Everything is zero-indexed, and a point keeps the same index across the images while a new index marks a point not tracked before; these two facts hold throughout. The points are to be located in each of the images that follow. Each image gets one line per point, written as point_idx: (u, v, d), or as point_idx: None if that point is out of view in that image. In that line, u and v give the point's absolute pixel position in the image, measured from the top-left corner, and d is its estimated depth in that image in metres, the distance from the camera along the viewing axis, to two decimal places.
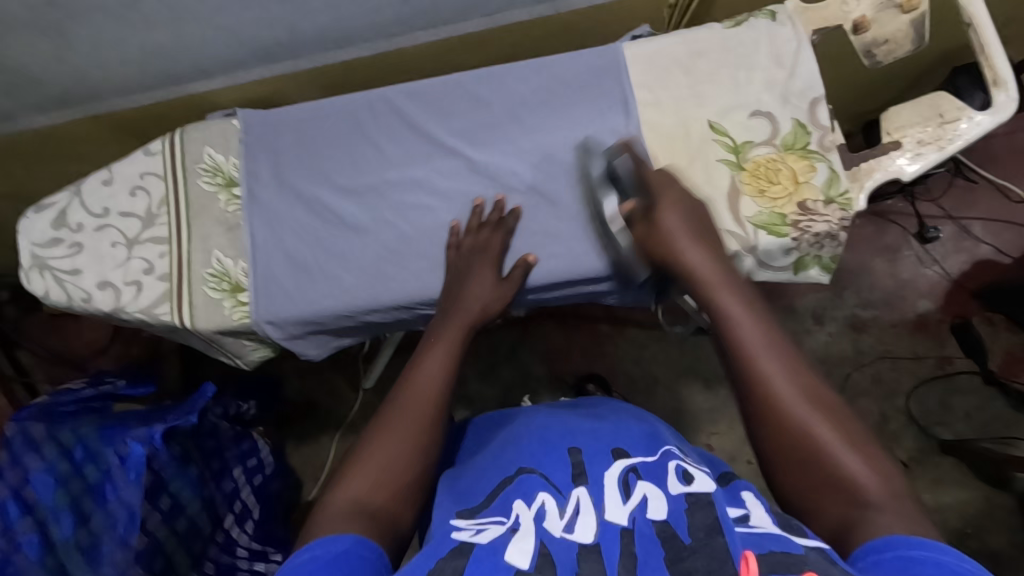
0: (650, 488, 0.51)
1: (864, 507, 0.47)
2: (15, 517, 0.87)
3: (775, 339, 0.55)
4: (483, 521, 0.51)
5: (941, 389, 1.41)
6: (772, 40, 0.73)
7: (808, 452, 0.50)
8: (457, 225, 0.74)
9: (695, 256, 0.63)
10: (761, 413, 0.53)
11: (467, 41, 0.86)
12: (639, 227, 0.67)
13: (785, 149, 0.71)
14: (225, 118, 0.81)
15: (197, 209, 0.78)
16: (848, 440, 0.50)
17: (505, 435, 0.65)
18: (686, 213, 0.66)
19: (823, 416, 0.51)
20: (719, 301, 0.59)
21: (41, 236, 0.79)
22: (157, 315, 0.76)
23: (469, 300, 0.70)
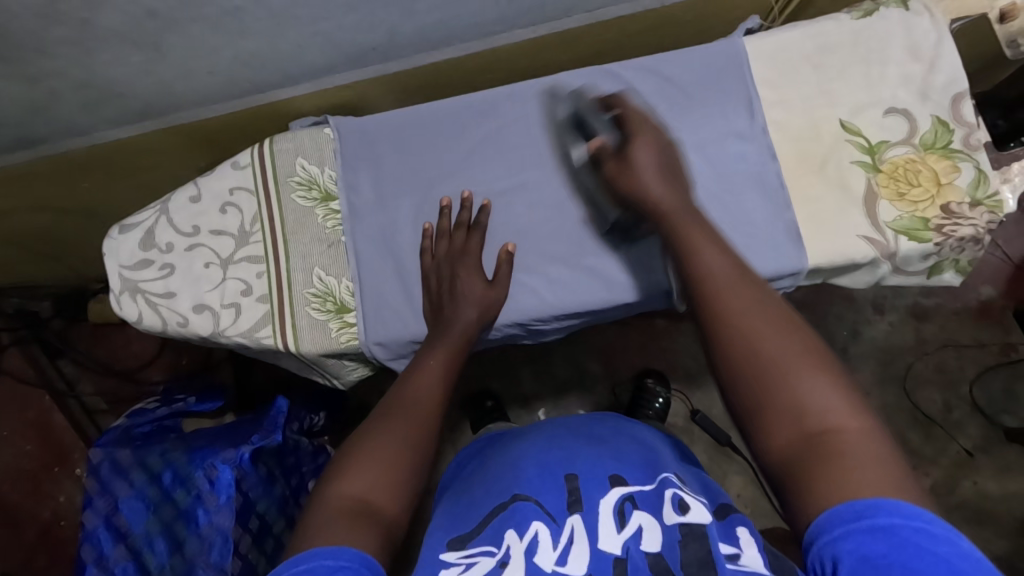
0: (647, 518, 0.50)
1: (831, 448, 0.43)
2: (108, 546, 0.86)
3: (741, 276, 0.53)
4: (474, 553, 0.50)
5: (1006, 375, 1.34)
6: (908, 31, 0.70)
7: (767, 401, 0.47)
8: (429, 228, 0.72)
9: (663, 188, 0.61)
10: (722, 351, 0.50)
11: (564, 38, 0.81)
12: (609, 156, 0.65)
13: (925, 148, 0.68)
14: (316, 127, 0.77)
15: (295, 226, 0.74)
16: (812, 372, 0.47)
17: (499, 462, 0.62)
18: (658, 150, 0.64)
19: (774, 334, 0.49)
20: (686, 231, 0.57)
21: (129, 257, 0.75)
22: (259, 339, 0.73)
23: (460, 311, 0.68)
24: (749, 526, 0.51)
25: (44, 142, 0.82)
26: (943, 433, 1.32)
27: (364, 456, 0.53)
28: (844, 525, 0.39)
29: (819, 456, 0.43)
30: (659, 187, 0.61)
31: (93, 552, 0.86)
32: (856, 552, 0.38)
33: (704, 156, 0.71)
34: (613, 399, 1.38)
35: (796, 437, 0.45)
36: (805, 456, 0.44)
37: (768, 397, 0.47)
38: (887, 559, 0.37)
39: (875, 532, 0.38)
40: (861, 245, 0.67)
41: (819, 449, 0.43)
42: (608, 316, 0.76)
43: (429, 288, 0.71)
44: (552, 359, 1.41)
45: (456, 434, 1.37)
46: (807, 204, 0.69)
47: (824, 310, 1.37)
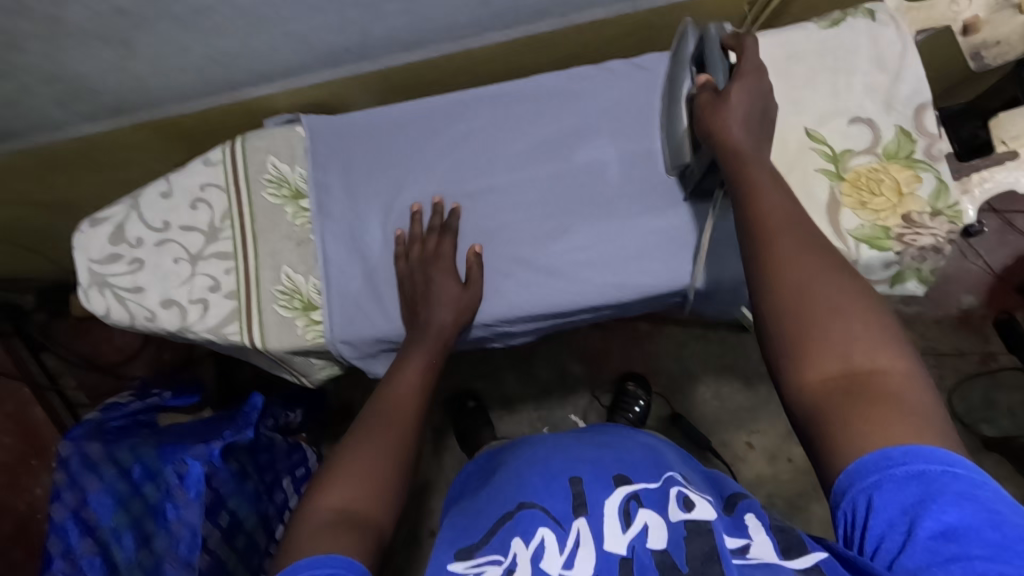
0: (652, 516, 0.50)
1: (876, 390, 0.42)
2: (75, 539, 0.85)
3: (805, 220, 0.51)
4: (482, 561, 0.50)
5: (984, 385, 1.35)
6: (874, 41, 0.71)
7: (814, 332, 0.45)
8: (400, 234, 0.72)
9: (743, 131, 0.57)
10: (767, 282, 0.48)
11: (539, 43, 0.81)
12: (706, 91, 0.61)
13: (888, 158, 0.68)
14: (288, 125, 0.77)
15: (265, 224, 0.75)
16: (870, 319, 0.45)
17: (507, 470, 0.61)
18: (754, 94, 0.60)
19: (835, 275, 0.47)
20: (744, 171, 0.54)
21: (99, 253, 0.75)
22: (226, 335, 0.73)
23: (436, 313, 0.68)
24: (756, 512, 0.51)
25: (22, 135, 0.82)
26: None
27: (345, 465, 0.54)
28: (881, 473, 0.39)
29: (859, 394, 0.42)
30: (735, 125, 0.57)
31: (60, 544, 0.85)
32: (889, 501, 0.39)
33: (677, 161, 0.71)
34: (594, 399, 1.38)
35: (836, 372, 0.43)
36: (844, 392, 0.43)
37: (815, 332, 0.45)
38: (920, 508, 0.38)
39: (908, 479, 0.39)
40: None
41: (861, 391, 0.42)
42: (576, 319, 0.77)
43: (405, 292, 0.71)
44: (535, 361, 1.41)
45: (438, 433, 1.37)
46: None
47: None
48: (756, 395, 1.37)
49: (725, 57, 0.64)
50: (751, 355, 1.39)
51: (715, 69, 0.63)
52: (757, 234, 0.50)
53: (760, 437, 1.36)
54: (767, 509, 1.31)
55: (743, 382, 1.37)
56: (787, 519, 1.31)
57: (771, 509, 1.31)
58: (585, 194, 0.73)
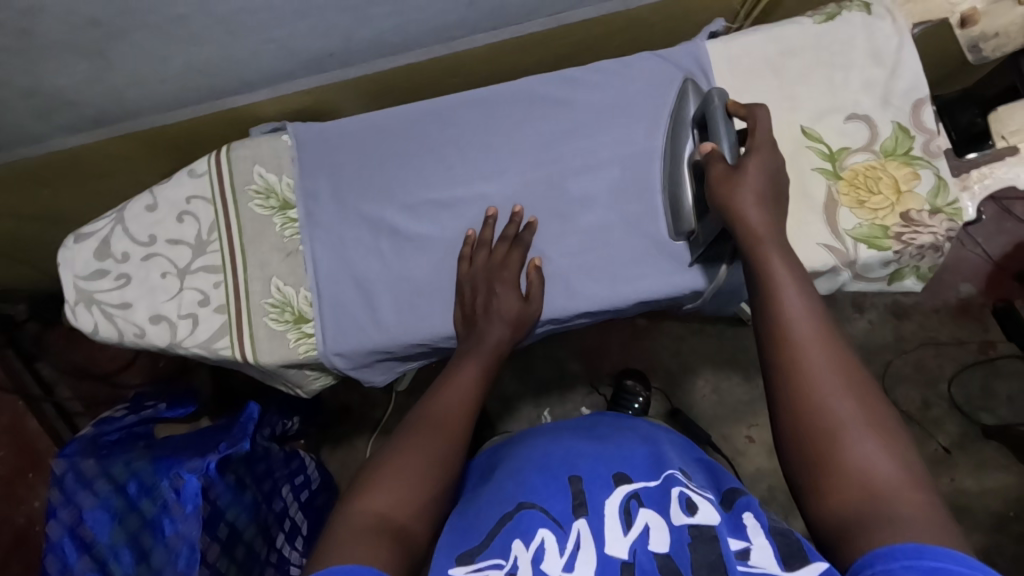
0: (652, 517, 0.49)
1: (890, 512, 0.41)
2: (72, 558, 0.85)
3: (826, 332, 0.50)
4: (482, 566, 0.48)
5: (984, 373, 1.34)
6: (870, 35, 0.69)
7: (826, 472, 0.45)
8: (473, 234, 0.70)
9: (759, 215, 0.56)
10: (789, 395, 0.48)
11: (529, 43, 0.79)
12: (718, 163, 0.59)
13: (886, 155, 0.67)
14: (274, 134, 0.76)
15: (253, 235, 0.73)
16: (880, 433, 0.45)
17: (507, 468, 0.60)
18: (768, 171, 0.58)
19: (847, 390, 0.47)
20: (769, 261, 0.54)
21: (84, 268, 0.74)
22: (217, 350, 0.72)
23: (493, 326, 0.66)
24: (755, 510, 0.49)
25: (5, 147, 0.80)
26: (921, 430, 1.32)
27: (390, 473, 0.53)
28: (905, 560, 0.37)
29: (874, 518, 0.42)
30: (752, 208, 0.56)
31: (58, 563, 0.85)
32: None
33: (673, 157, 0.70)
34: (592, 397, 1.38)
35: (857, 488, 0.44)
36: (863, 519, 0.42)
37: (833, 453, 0.45)
38: None
39: (936, 572, 0.36)
40: (821, 253, 0.66)
41: (873, 516, 0.42)
42: (572, 324, 0.76)
43: (463, 299, 0.69)
44: (534, 360, 1.40)
45: None
46: None
47: None
48: (755, 389, 1.37)
49: (730, 123, 0.62)
50: (749, 348, 1.38)
51: (721, 134, 0.62)
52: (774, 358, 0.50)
53: (760, 430, 1.35)
54: (768, 502, 1.31)
55: (742, 376, 1.37)
56: (787, 512, 1.31)
57: (771, 502, 1.31)
58: (577, 198, 0.72)
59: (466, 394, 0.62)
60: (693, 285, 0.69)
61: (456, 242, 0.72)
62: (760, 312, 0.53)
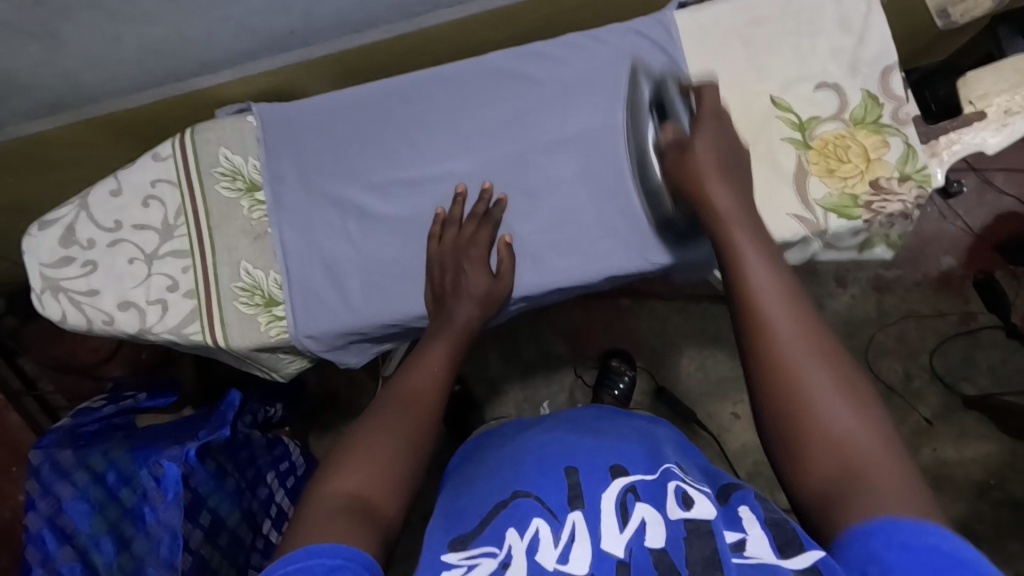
0: (649, 511, 0.49)
1: (855, 472, 0.44)
2: (53, 547, 0.84)
3: (790, 291, 0.52)
4: (476, 554, 0.49)
5: (965, 345, 1.35)
6: (840, 3, 0.69)
7: (803, 431, 0.47)
8: (440, 213, 0.69)
9: (725, 200, 0.57)
10: (766, 379, 0.49)
11: (497, 17, 0.78)
12: (673, 144, 0.63)
13: (855, 124, 0.67)
14: (239, 114, 0.74)
15: (220, 218, 0.72)
16: (849, 399, 0.47)
17: (498, 455, 0.61)
18: (720, 146, 0.61)
19: (811, 351, 0.49)
20: (735, 241, 0.55)
21: (49, 255, 0.72)
22: (187, 335, 0.71)
23: (462, 306, 0.66)
24: (751, 504, 0.50)
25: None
26: (902, 402, 1.33)
27: (363, 454, 0.52)
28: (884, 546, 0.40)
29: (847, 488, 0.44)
30: (715, 187, 0.58)
31: (38, 553, 0.84)
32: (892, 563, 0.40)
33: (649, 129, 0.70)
34: (578, 377, 1.38)
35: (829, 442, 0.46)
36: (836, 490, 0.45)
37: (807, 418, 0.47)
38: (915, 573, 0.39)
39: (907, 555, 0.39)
40: (791, 224, 0.66)
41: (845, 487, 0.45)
42: (547, 302, 0.76)
43: (432, 278, 0.69)
44: (519, 342, 1.40)
45: None
46: None
47: None
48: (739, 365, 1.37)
49: (686, 99, 0.67)
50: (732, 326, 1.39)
51: (676, 112, 0.67)
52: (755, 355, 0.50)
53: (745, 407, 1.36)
54: (753, 477, 1.33)
55: (726, 353, 1.37)
56: (773, 486, 1.33)
57: (757, 477, 1.33)
58: (547, 173, 0.71)
59: (438, 366, 0.62)
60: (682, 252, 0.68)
61: (425, 221, 0.71)
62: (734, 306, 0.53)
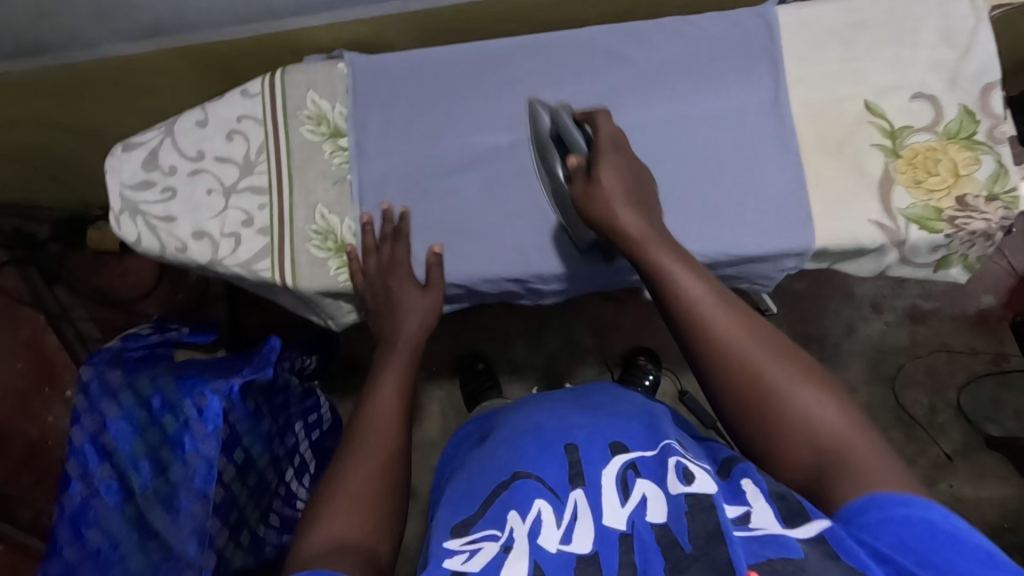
0: (650, 488, 0.49)
1: (841, 452, 0.46)
2: (93, 463, 0.88)
3: (713, 287, 0.54)
4: (477, 538, 0.48)
5: (993, 385, 1.34)
6: (945, 15, 0.68)
7: (775, 412, 0.48)
8: (353, 249, 0.70)
9: (628, 211, 0.59)
10: (727, 380, 0.51)
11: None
12: (580, 181, 0.61)
13: (948, 137, 0.67)
14: (330, 61, 0.75)
15: (301, 160, 0.73)
16: (810, 379, 0.50)
17: (501, 434, 0.62)
18: (621, 170, 0.61)
19: (746, 337, 0.51)
20: (654, 257, 0.56)
21: (132, 177, 0.74)
22: (257, 271, 0.72)
23: (403, 321, 0.69)
24: (754, 476, 0.47)
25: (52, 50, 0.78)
26: (924, 434, 1.32)
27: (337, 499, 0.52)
28: (882, 512, 0.41)
29: (835, 466, 0.46)
30: (616, 205, 0.59)
31: (79, 466, 0.88)
32: (893, 535, 0.40)
33: (739, 121, 0.69)
34: (605, 370, 1.37)
35: (803, 431, 0.47)
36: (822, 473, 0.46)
37: (779, 404, 0.48)
38: (915, 541, 0.40)
39: (909, 521, 0.40)
40: (870, 230, 0.66)
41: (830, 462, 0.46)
42: (598, 284, 0.76)
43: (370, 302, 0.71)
44: (545, 327, 1.39)
45: (444, 392, 1.37)
46: (821, 181, 0.68)
47: (822, 304, 1.38)
48: None
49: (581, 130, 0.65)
50: None
51: (575, 141, 0.64)
52: (717, 373, 0.51)
53: None
54: None
55: None
56: None
57: None
58: None
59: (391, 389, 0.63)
60: (774, 247, 0.67)
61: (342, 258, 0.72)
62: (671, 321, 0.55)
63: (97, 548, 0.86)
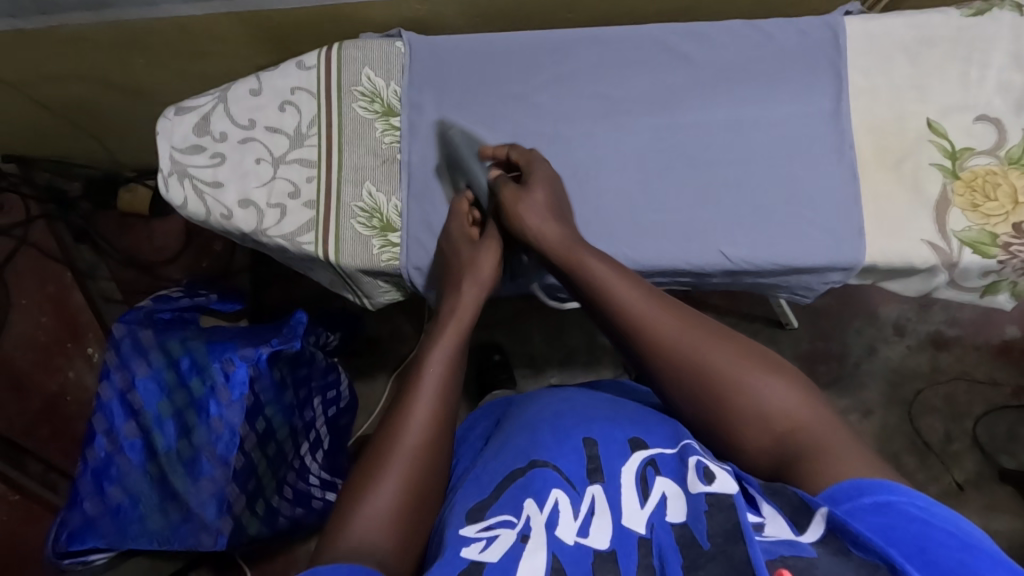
0: (669, 485, 0.44)
1: (798, 436, 0.45)
2: (119, 421, 0.89)
3: (640, 286, 0.57)
4: (492, 525, 0.44)
5: (1011, 418, 1.32)
6: (1017, 38, 0.67)
7: (724, 404, 0.49)
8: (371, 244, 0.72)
9: (557, 225, 0.63)
10: (670, 377, 0.52)
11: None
12: (508, 190, 0.66)
13: (1009, 163, 0.66)
14: (387, 38, 0.75)
15: (352, 136, 0.73)
16: (748, 363, 0.50)
17: (516, 424, 0.57)
18: (551, 188, 0.66)
19: (671, 331, 0.53)
20: (586, 265, 0.59)
21: (182, 141, 0.74)
22: (301, 244, 0.72)
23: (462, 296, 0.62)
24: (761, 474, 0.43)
25: (105, 7, 0.76)
26: (938, 461, 1.30)
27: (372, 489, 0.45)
28: (851, 502, 0.39)
29: (797, 451, 0.45)
30: (537, 220, 0.63)
31: (105, 424, 0.88)
32: (868, 523, 0.38)
33: (798, 129, 0.69)
34: (621, 372, 1.34)
35: (753, 417, 0.47)
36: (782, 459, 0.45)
37: (725, 396, 0.49)
38: (891, 530, 0.37)
39: (879, 506, 0.38)
40: (922, 250, 0.65)
41: (790, 447, 0.45)
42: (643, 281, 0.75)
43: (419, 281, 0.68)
44: (565, 323, 1.36)
45: None
46: (877, 197, 0.67)
47: (845, 322, 1.36)
48: None
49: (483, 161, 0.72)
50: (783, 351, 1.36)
51: (472, 173, 0.72)
52: (660, 372, 0.53)
53: None
54: None
55: None
56: None
57: None
58: (680, 152, 0.70)
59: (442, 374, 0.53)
60: (824, 259, 0.66)
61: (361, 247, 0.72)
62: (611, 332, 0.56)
63: (118, 504, 0.87)
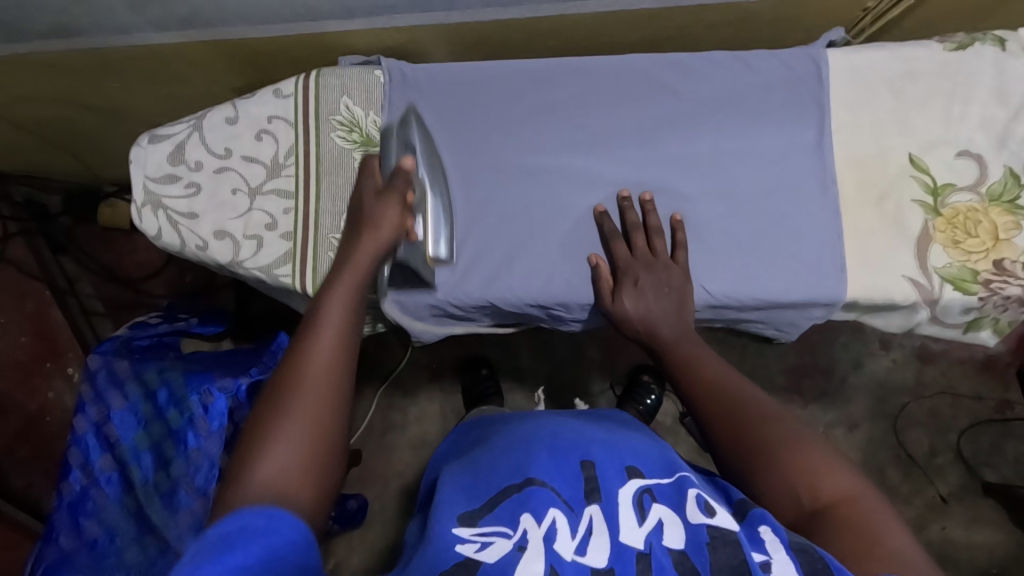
0: (667, 513, 0.45)
1: (841, 514, 0.45)
2: (95, 454, 0.87)
3: (727, 369, 0.58)
4: (488, 530, 0.44)
5: (994, 432, 1.32)
6: (999, 72, 0.67)
7: (772, 463, 0.48)
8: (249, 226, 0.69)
9: (647, 302, 0.65)
10: (727, 429, 0.52)
11: (648, 28, 0.73)
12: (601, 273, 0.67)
13: (990, 200, 0.66)
14: (366, 67, 0.74)
15: (330, 168, 0.72)
16: (818, 448, 0.49)
17: (500, 442, 0.54)
18: (649, 270, 0.66)
19: (750, 402, 0.53)
20: (677, 347, 0.62)
21: (156, 170, 0.72)
22: (277, 276, 0.71)
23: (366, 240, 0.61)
24: (773, 523, 0.43)
25: (74, 35, 0.74)
26: (922, 475, 1.30)
27: (269, 441, 0.45)
28: None
29: (832, 520, 0.44)
30: (638, 305, 0.65)
31: (81, 457, 0.87)
32: None
33: (782, 162, 0.68)
34: (608, 387, 1.32)
35: (802, 487, 0.47)
36: (813, 524, 0.45)
37: (776, 455, 0.49)
38: None
39: None
40: (904, 286, 0.65)
41: (830, 513, 0.45)
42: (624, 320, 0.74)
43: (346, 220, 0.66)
44: (552, 337, 1.34)
45: (444, 395, 1.33)
46: (859, 233, 0.67)
47: (831, 336, 1.36)
48: None
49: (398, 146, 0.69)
50: (770, 364, 1.36)
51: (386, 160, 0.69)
52: (718, 430, 0.53)
53: None
54: None
55: None
56: None
57: None
58: (661, 183, 0.69)
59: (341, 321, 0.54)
60: (806, 295, 0.66)
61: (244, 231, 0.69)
62: (685, 400, 0.58)
63: (94, 538, 0.84)
